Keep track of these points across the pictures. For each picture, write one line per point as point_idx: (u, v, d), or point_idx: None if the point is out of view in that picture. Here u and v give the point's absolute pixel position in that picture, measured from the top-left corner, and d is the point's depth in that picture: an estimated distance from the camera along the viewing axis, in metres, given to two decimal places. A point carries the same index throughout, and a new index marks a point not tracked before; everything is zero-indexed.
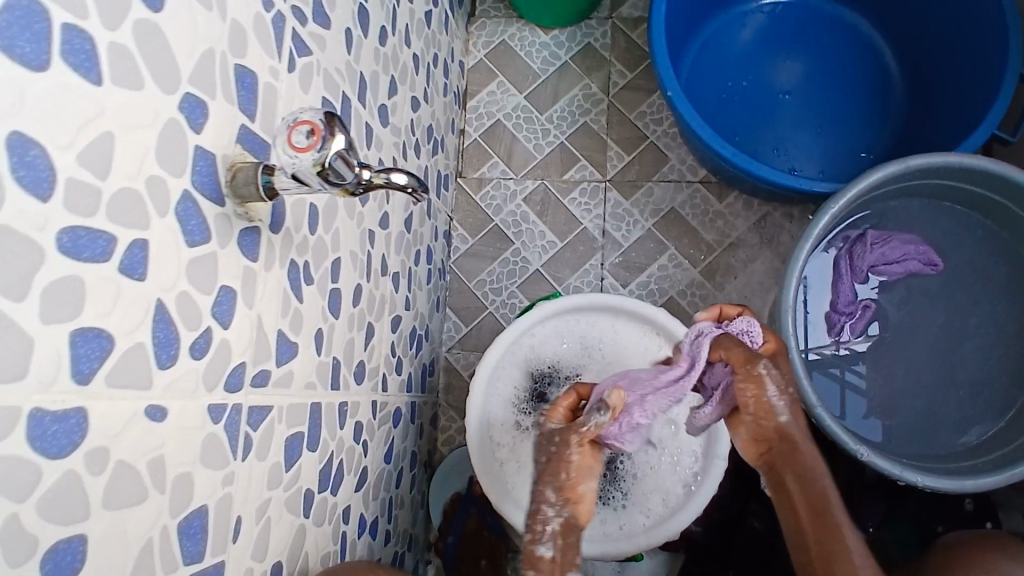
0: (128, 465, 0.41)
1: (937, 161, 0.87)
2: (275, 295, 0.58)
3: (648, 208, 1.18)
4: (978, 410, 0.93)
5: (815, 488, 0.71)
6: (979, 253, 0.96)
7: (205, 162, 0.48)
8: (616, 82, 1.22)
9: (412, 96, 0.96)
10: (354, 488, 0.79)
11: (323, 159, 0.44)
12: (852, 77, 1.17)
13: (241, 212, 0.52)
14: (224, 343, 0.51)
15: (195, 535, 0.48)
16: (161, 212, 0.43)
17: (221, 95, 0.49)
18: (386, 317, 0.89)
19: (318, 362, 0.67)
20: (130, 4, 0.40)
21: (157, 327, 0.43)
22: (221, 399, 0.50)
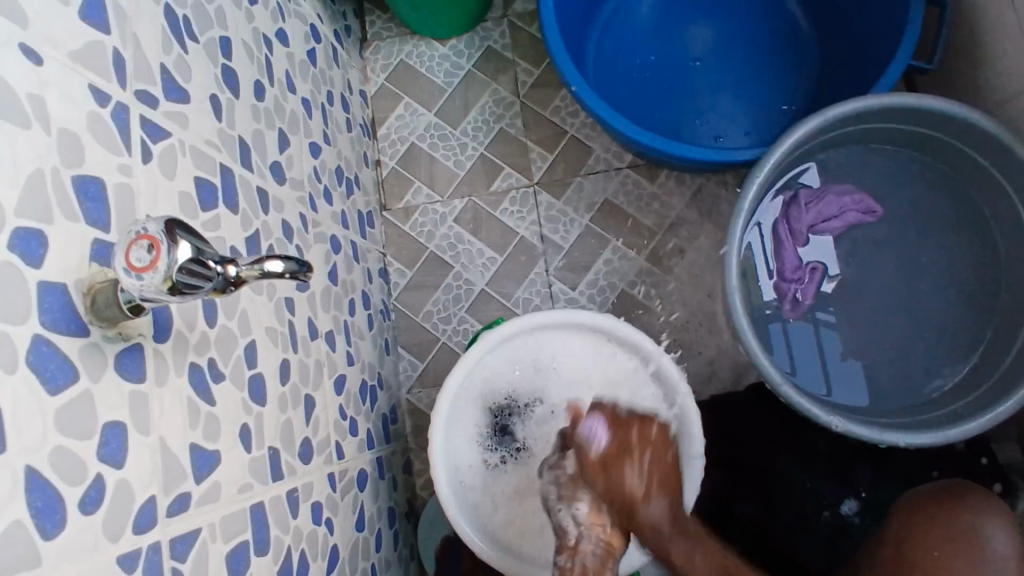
0: None
1: (857, 108, 0.84)
2: (179, 408, 0.53)
3: (582, 204, 1.14)
4: (947, 350, 0.91)
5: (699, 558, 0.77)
6: (917, 189, 0.94)
7: (54, 295, 0.42)
8: (525, 81, 1.18)
9: (310, 143, 0.91)
10: (326, 571, 0.74)
11: (171, 273, 0.39)
12: (760, 30, 1.14)
13: (113, 334, 0.47)
14: (124, 483, 0.46)
15: None
16: (8, 369, 0.38)
17: (60, 215, 0.44)
18: (327, 382, 0.84)
19: (250, 459, 0.62)
20: None
21: (33, 495, 0.39)
22: (132, 544, 0.45)
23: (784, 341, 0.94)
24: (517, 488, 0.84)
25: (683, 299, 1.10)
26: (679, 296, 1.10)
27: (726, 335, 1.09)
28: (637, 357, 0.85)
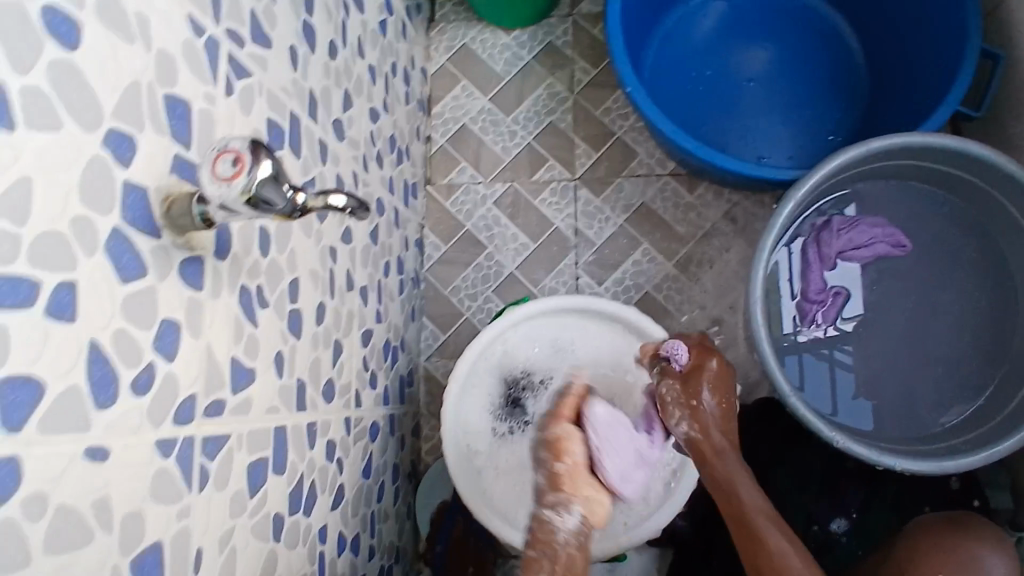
0: (70, 507, 0.41)
1: (900, 142, 0.86)
2: (227, 322, 0.57)
3: (619, 204, 1.17)
4: (956, 391, 0.92)
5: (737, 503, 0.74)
6: (951, 230, 0.96)
7: (136, 196, 0.47)
8: (581, 79, 1.21)
9: (370, 107, 0.96)
10: (330, 506, 0.79)
11: (250, 186, 0.43)
12: (816, 60, 1.16)
13: (181, 243, 0.51)
14: (172, 376, 0.50)
15: (151, 570, 0.47)
16: (89, 250, 0.42)
17: (150, 127, 0.48)
18: (355, 332, 0.88)
19: (281, 385, 0.67)
20: (41, 45, 0.39)
21: (92, 368, 0.42)
22: (170, 433, 0.50)
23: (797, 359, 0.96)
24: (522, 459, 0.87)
25: (704, 309, 1.13)
26: (701, 306, 1.13)
27: (742, 350, 1.11)
28: None
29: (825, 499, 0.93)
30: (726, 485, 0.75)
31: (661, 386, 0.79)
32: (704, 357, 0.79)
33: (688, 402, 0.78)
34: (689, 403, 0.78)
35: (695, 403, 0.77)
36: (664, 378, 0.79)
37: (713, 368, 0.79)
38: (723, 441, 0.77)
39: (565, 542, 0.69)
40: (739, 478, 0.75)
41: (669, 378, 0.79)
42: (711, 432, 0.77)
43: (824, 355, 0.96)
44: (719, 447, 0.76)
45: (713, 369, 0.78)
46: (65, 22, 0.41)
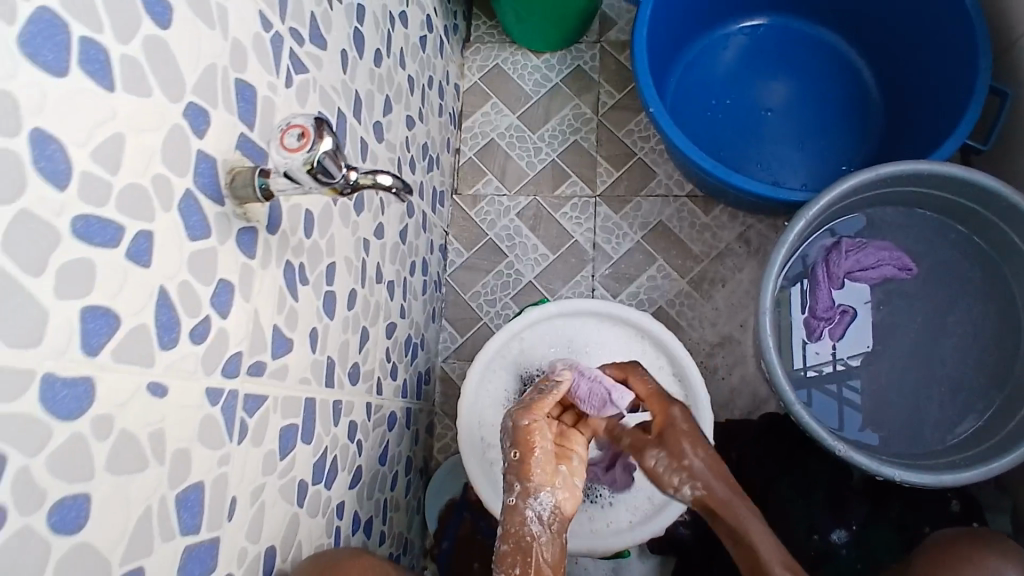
0: (130, 434, 0.45)
1: (907, 169, 0.91)
2: (272, 292, 0.62)
3: (637, 221, 1.22)
4: (958, 411, 0.95)
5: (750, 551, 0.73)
6: (956, 257, 1.00)
7: (207, 165, 0.52)
8: (605, 102, 1.27)
9: (407, 114, 1.02)
10: (348, 484, 0.82)
11: (312, 158, 0.48)
12: (832, 94, 1.22)
13: (240, 213, 0.57)
14: (223, 331, 0.54)
15: (191, 507, 0.51)
16: (166, 206, 0.47)
17: (222, 106, 0.54)
18: (381, 323, 0.93)
19: (313, 359, 0.71)
20: (140, 22, 0.45)
21: (160, 312, 0.47)
22: (218, 384, 0.54)
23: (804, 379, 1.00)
24: None
25: (715, 325, 1.17)
26: (711, 322, 1.17)
27: (750, 367, 1.14)
28: (664, 357, 0.92)
29: (829, 512, 0.96)
30: (742, 543, 0.74)
31: (651, 455, 0.78)
32: (672, 413, 0.78)
33: (679, 466, 0.76)
34: (680, 465, 0.76)
35: (688, 464, 0.76)
36: (653, 450, 0.77)
37: (687, 424, 0.78)
38: (729, 498, 0.75)
39: (535, 531, 0.70)
40: (749, 530, 0.74)
41: (654, 447, 0.78)
42: (715, 489, 0.75)
43: (830, 372, 1.00)
44: (728, 505, 0.75)
45: (683, 421, 0.78)
46: (160, 3, 0.47)
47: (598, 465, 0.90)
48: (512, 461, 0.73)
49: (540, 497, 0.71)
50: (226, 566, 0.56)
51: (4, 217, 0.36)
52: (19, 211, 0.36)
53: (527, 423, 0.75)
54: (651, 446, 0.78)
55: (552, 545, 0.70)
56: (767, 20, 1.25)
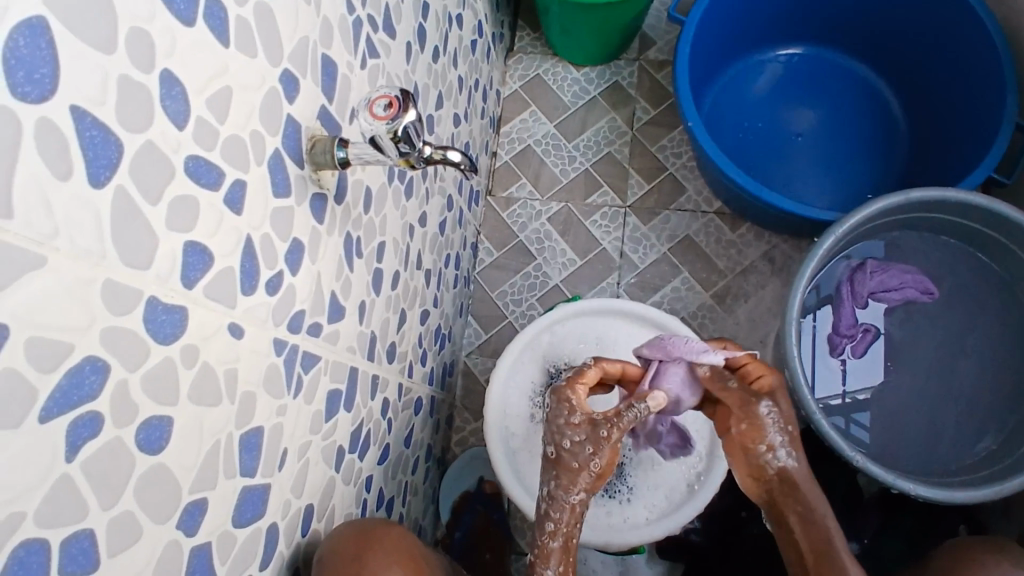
0: (211, 367, 0.47)
1: (935, 195, 0.94)
2: (333, 258, 0.65)
3: (664, 233, 1.25)
4: (973, 435, 0.98)
5: (820, 531, 0.71)
6: (976, 286, 1.03)
7: (293, 129, 0.55)
8: (641, 117, 1.31)
9: (454, 112, 1.06)
10: (377, 460, 0.84)
11: (395, 128, 0.53)
12: (861, 124, 1.26)
13: (315, 179, 0.60)
14: (292, 287, 0.57)
15: (251, 450, 0.54)
16: (258, 160, 0.51)
17: (310, 76, 0.57)
18: (417, 309, 0.96)
19: (360, 330, 0.74)
20: None
21: (245, 259, 0.50)
22: (283, 336, 0.57)
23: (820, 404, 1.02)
24: None
25: (735, 339, 1.19)
26: (732, 336, 1.19)
27: None
28: None
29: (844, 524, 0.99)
30: (816, 527, 0.71)
31: (762, 412, 0.71)
32: (777, 377, 0.74)
33: (786, 429, 0.71)
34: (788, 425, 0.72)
35: (792, 431, 0.72)
36: (765, 399, 0.71)
37: (786, 390, 0.75)
38: (810, 479, 0.73)
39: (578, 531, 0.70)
40: (826, 516, 0.71)
41: (766, 399, 0.72)
42: (805, 465, 0.72)
43: (840, 399, 1.03)
44: (810, 485, 0.72)
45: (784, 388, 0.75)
46: None
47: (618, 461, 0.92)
48: (592, 474, 0.68)
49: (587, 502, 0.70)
50: (273, 514, 0.58)
51: (133, 145, 0.39)
52: (145, 142, 0.40)
53: (604, 450, 0.68)
54: (762, 398, 0.72)
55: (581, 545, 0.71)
56: (803, 49, 1.30)
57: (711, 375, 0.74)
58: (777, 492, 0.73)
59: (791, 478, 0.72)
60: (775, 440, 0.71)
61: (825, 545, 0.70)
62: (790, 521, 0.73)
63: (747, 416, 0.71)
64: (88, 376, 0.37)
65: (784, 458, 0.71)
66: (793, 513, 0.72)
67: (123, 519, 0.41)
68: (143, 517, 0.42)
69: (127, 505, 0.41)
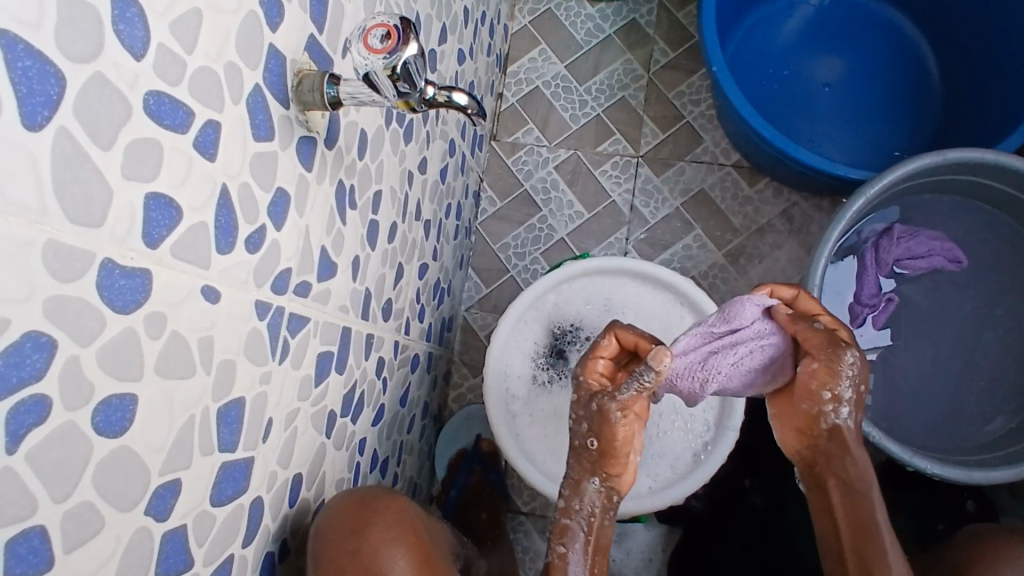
0: (181, 337, 0.42)
1: (974, 157, 0.87)
2: (323, 211, 0.59)
3: (677, 187, 1.18)
4: (991, 412, 0.95)
5: (861, 500, 0.65)
6: (1006, 255, 0.98)
7: (276, 63, 0.48)
8: (658, 60, 1.22)
9: (459, 48, 0.97)
10: (371, 422, 0.80)
11: (393, 63, 0.45)
12: (893, 76, 1.17)
13: (301, 120, 0.53)
14: (276, 243, 0.51)
15: (230, 424, 0.49)
16: (235, 99, 0.44)
17: (296, 1, 0.50)
18: (415, 262, 0.90)
19: (353, 288, 0.69)
20: None
21: (220, 212, 0.44)
22: (267, 298, 0.51)
23: None
24: (557, 410, 0.88)
25: None
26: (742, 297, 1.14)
27: None
28: None
29: None
30: (858, 497, 0.65)
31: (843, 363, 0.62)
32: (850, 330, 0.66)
33: (860, 388, 0.63)
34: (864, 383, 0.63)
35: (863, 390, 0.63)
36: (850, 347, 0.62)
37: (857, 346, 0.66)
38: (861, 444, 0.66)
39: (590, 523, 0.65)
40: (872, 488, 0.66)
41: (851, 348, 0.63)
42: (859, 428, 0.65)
43: None
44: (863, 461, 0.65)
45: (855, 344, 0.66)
46: None
47: None
48: (589, 450, 0.65)
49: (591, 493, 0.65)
50: (257, 488, 0.54)
51: (80, 77, 0.32)
52: (94, 73, 0.33)
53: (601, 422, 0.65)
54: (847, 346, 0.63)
55: (602, 526, 0.65)
56: None
57: (792, 321, 0.66)
58: (826, 452, 0.66)
59: (845, 441, 0.64)
60: (843, 396, 0.63)
61: (868, 518, 0.65)
62: (829, 486, 0.66)
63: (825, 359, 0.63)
64: (29, 354, 0.31)
65: (845, 418, 0.63)
66: (833, 479, 0.66)
67: (78, 509, 0.36)
68: (103, 506, 0.38)
69: (85, 494, 0.36)
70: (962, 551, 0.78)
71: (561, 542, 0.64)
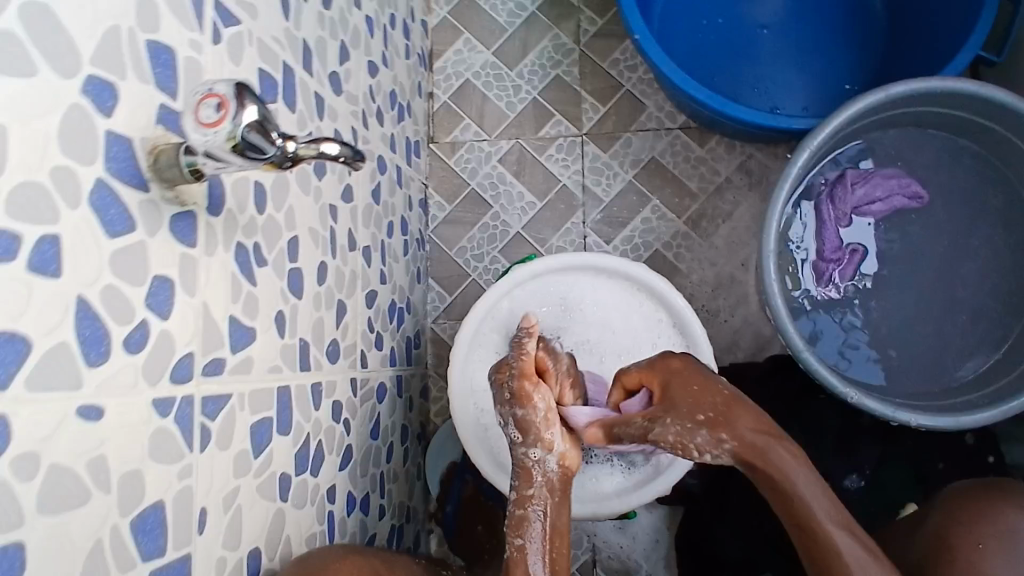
0: (61, 466, 0.40)
1: (920, 88, 0.85)
2: (223, 280, 0.56)
3: (627, 159, 1.14)
4: (972, 342, 0.95)
5: (803, 511, 0.67)
6: (970, 174, 0.97)
7: (121, 147, 0.45)
8: (587, 30, 1.17)
9: (368, 61, 0.92)
10: (338, 467, 0.78)
11: (235, 133, 0.41)
12: (835, 6, 1.11)
13: (171, 197, 0.50)
14: (166, 333, 0.49)
15: (152, 530, 0.47)
16: (72, 203, 0.41)
17: (132, 75, 0.46)
18: (360, 293, 0.87)
19: (282, 344, 0.66)
20: None
21: (81, 324, 0.42)
22: (167, 392, 0.49)
23: (815, 329, 0.97)
24: None
25: (712, 264, 1.11)
26: (708, 261, 1.11)
27: (753, 308, 1.10)
28: (663, 309, 0.87)
29: (841, 460, 0.93)
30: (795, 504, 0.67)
31: (660, 422, 0.69)
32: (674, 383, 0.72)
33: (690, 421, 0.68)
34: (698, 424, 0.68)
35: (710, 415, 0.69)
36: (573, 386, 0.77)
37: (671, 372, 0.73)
38: (771, 451, 0.67)
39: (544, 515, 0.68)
40: (799, 487, 0.67)
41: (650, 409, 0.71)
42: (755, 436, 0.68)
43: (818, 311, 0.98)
44: (781, 465, 0.67)
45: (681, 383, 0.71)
46: None
47: None
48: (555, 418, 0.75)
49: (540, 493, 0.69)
50: None
51: None
52: None
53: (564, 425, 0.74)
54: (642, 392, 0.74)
55: (559, 508, 0.70)
56: None
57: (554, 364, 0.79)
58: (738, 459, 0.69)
59: (743, 458, 0.67)
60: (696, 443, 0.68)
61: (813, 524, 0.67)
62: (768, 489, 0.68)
63: (614, 388, 0.78)
64: None
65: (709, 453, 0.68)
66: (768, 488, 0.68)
67: None
68: None
69: None
70: (941, 517, 0.78)
71: (518, 535, 0.67)
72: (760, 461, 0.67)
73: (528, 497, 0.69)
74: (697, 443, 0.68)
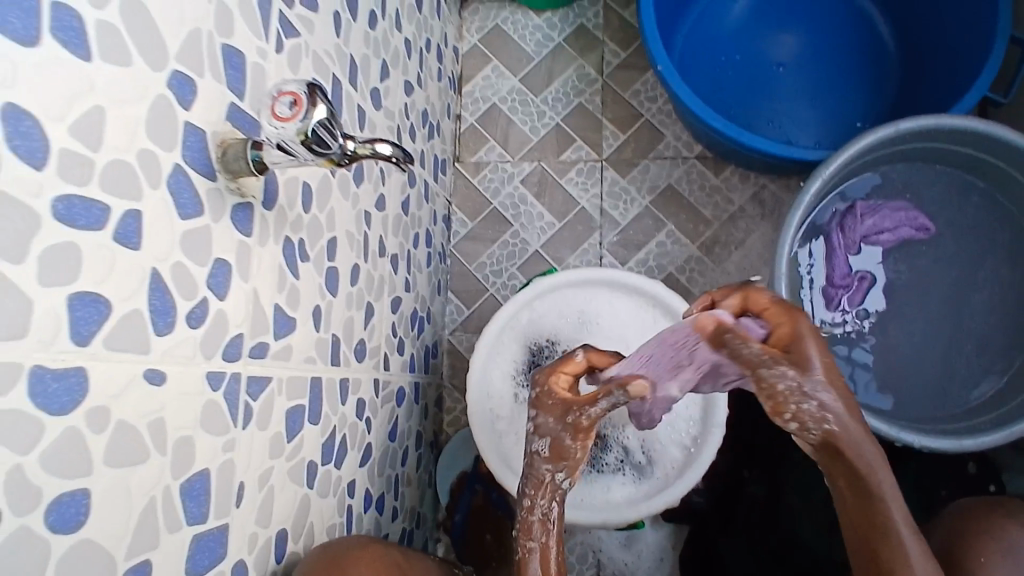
0: (128, 424, 0.43)
1: (927, 124, 0.90)
2: (271, 270, 0.60)
3: (644, 185, 1.19)
4: (977, 373, 0.98)
5: (875, 508, 0.60)
6: (976, 211, 1.01)
7: (196, 138, 0.49)
8: (610, 62, 1.22)
9: (405, 80, 0.97)
10: (359, 463, 0.81)
11: (305, 127, 0.46)
12: (848, 48, 1.16)
13: (233, 188, 0.54)
14: (222, 313, 0.53)
15: (197, 496, 0.50)
16: (153, 184, 0.45)
17: (209, 74, 0.51)
18: (386, 298, 0.91)
19: (317, 337, 0.69)
20: None
21: (153, 295, 0.45)
22: (219, 368, 0.52)
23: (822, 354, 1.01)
24: None
25: None
26: (720, 286, 1.15)
27: None
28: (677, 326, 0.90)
29: None
30: (870, 500, 0.59)
31: (779, 366, 0.56)
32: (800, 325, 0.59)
33: (807, 390, 0.56)
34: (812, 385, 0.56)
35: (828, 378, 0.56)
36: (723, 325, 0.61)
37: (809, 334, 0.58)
38: (865, 442, 0.57)
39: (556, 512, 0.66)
40: (883, 484, 0.59)
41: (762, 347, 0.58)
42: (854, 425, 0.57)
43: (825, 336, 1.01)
44: (872, 466, 0.58)
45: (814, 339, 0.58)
46: None
47: (601, 434, 0.89)
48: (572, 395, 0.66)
49: (556, 495, 0.66)
50: (237, 552, 0.56)
51: None
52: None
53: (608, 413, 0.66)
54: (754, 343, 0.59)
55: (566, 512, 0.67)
56: None
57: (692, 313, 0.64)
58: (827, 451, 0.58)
59: (835, 444, 0.57)
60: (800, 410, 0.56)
61: (881, 521, 0.60)
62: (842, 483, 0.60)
63: (735, 293, 0.63)
64: None
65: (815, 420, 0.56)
66: (847, 483, 0.59)
67: None
68: None
69: None
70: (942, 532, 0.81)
71: (529, 540, 0.65)
72: (852, 455, 0.57)
73: (535, 503, 0.66)
74: (803, 408, 0.56)
